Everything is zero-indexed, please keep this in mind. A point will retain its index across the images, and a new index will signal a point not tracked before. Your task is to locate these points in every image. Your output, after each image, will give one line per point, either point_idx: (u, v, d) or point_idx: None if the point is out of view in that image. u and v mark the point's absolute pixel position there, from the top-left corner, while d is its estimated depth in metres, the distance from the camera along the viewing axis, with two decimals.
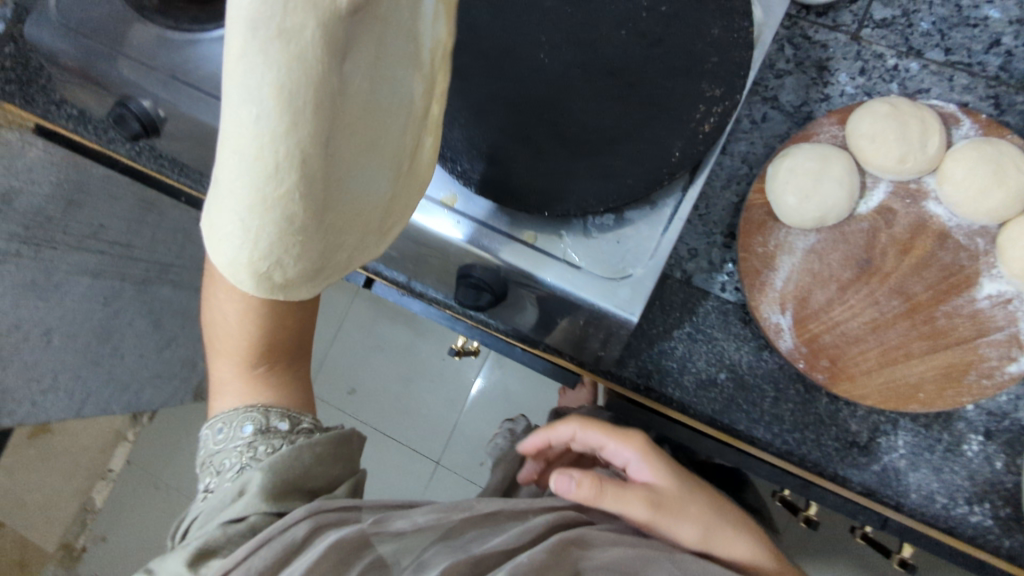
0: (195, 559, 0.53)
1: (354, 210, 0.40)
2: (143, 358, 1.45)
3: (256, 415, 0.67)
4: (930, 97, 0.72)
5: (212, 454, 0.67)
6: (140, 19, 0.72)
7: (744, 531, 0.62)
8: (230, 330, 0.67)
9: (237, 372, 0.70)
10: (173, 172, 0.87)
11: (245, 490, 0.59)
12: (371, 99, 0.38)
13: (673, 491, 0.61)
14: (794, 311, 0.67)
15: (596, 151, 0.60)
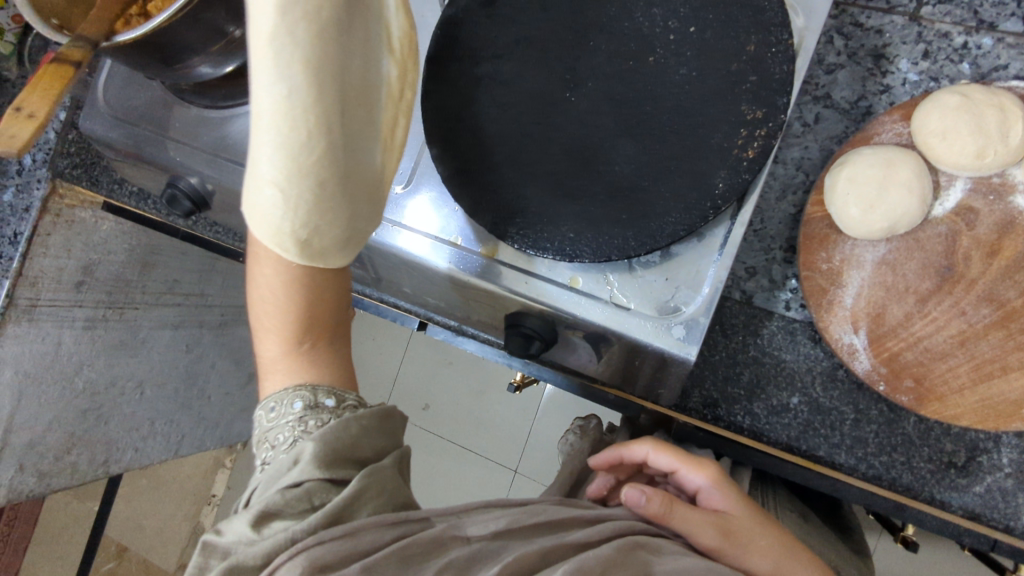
0: (254, 527, 0.47)
1: (362, 175, 0.52)
2: (229, 395, 1.52)
3: (304, 387, 0.56)
4: (1010, 73, 0.64)
5: (263, 433, 0.57)
6: (180, 101, 0.75)
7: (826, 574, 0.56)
8: (270, 290, 0.55)
9: (286, 350, 0.58)
10: (228, 238, 0.91)
11: (298, 460, 0.51)
12: (359, 84, 0.50)
13: (749, 520, 0.56)
14: (869, 330, 0.62)
15: (632, 187, 0.57)
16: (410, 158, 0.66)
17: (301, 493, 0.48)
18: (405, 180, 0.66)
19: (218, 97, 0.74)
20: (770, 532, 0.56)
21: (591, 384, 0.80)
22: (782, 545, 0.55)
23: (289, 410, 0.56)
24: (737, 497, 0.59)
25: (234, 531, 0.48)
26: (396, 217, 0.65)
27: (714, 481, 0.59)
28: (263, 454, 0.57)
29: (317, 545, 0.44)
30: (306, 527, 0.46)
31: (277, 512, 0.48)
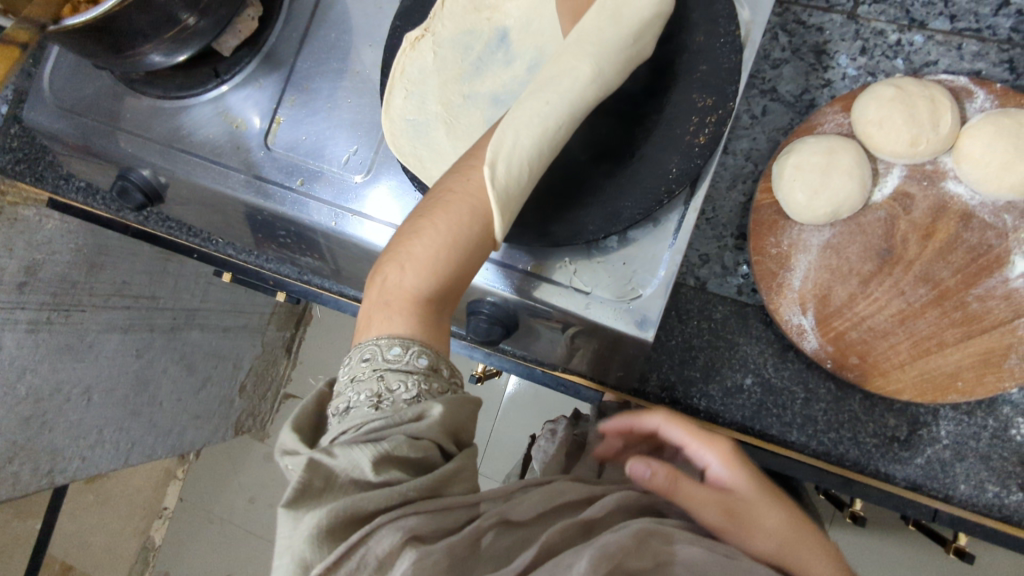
0: (375, 468, 0.40)
1: None
2: (182, 402, 1.47)
3: (432, 349, 0.47)
4: (939, 68, 0.69)
5: (362, 375, 0.46)
6: (131, 92, 0.73)
7: None
8: (467, 230, 0.50)
9: (428, 291, 0.48)
10: (183, 234, 0.89)
11: (424, 417, 0.43)
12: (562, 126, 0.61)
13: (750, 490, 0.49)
14: (816, 310, 0.65)
15: (587, 175, 0.60)
16: (370, 148, 0.70)
17: (422, 448, 0.42)
18: (365, 170, 0.69)
19: (171, 87, 0.72)
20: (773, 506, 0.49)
21: (552, 373, 0.81)
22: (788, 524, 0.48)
23: (414, 364, 0.46)
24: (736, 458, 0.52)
25: (348, 464, 0.40)
26: (357, 206, 0.68)
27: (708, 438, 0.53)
28: (348, 398, 0.45)
29: (410, 517, 0.39)
30: (416, 489, 0.40)
31: (396, 461, 0.41)
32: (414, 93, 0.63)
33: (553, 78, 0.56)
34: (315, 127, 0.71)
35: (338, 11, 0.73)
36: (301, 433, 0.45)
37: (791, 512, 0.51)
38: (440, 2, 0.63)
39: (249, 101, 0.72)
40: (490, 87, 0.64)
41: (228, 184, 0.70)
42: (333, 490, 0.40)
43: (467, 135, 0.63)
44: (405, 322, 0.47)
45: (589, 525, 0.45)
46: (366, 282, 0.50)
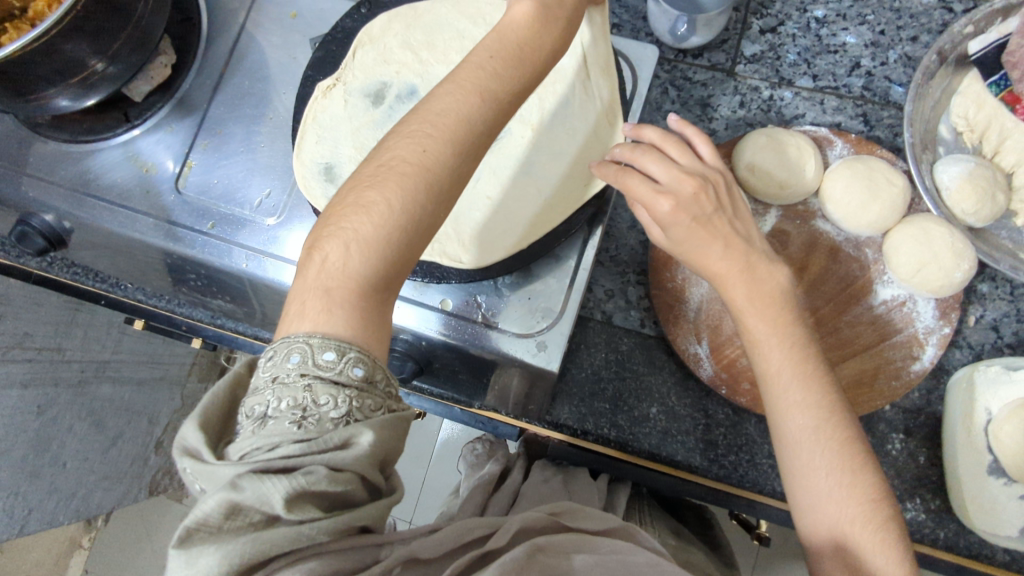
0: (286, 509, 0.35)
1: (481, 217, 0.64)
2: (87, 463, 1.37)
3: (369, 356, 0.42)
4: (807, 120, 0.77)
5: (285, 378, 0.40)
6: (36, 136, 0.72)
7: (854, 475, 0.52)
8: (409, 194, 0.46)
9: (369, 271, 0.44)
10: (89, 280, 0.85)
11: (351, 445, 0.39)
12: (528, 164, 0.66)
13: (796, 368, 0.55)
14: (709, 339, 0.70)
15: (494, 218, 0.64)
16: (284, 191, 0.71)
17: (344, 483, 0.38)
18: (278, 213, 0.70)
19: (77, 130, 0.72)
20: (823, 390, 0.55)
21: (469, 412, 0.83)
22: (827, 410, 0.54)
23: (347, 375, 0.41)
24: (792, 330, 0.56)
25: (257, 498, 0.35)
26: (268, 247, 0.69)
27: (763, 306, 0.56)
28: (267, 401, 0.40)
29: (312, 560, 0.37)
30: (330, 530, 0.38)
31: (313, 497, 0.37)
32: (325, 138, 0.66)
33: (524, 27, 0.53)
34: (226, 171, 0.72)
35: (253, 59, 0.75)
36: (208, 432, 0.40)
37: (831, 402, 0.54)
38: (351, 53, 0.67)
39: (160, 145, 0.73)
40: None
41: (134, 228, 0.70)
42: (235, 524, 0.35)
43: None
44: (345, 319, 0.42)
45: (489, 552, 0.46)
46: (301, 267, 0.45)
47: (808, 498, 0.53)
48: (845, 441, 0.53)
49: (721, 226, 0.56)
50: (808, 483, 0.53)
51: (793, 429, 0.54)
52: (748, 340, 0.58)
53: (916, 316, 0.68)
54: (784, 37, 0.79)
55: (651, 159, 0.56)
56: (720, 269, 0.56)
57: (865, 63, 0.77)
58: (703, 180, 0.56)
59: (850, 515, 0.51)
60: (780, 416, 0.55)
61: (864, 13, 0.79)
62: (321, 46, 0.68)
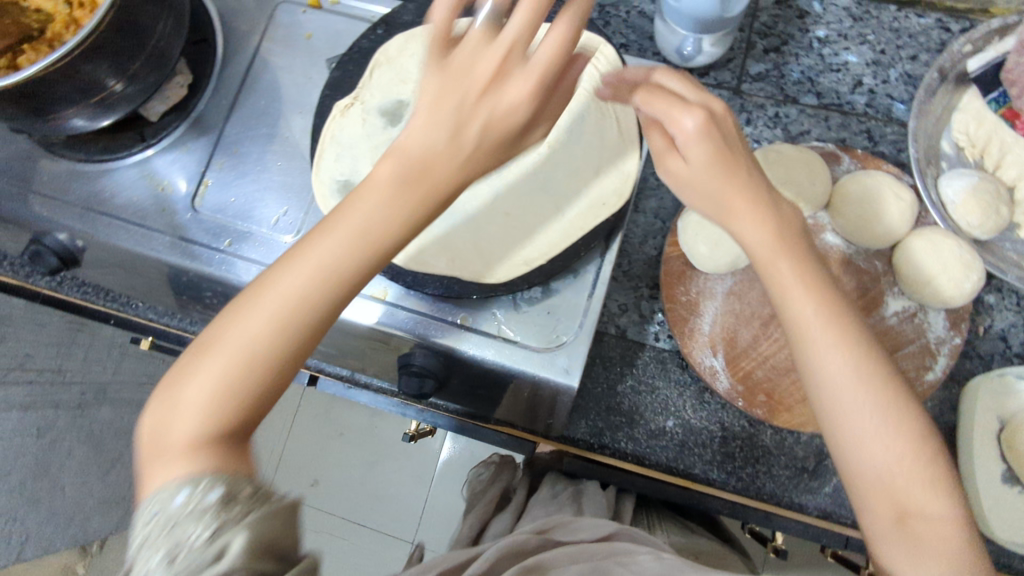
0: None
1: (502, 235, 0.65)
2: (87, 486, 1.36)
3: (228, 474, 0.39)
4: (812, 136, 0.78)
5: (150, 535, 0.37)
6: (49, 155, 0.73)
7: (938, 463, 0.48)
8: (248, 345, 0.41)
9: (205, 429, 0.41)
10: (100, 299, 0.84)
11: (223, 557, 0.36)
12: (547, 182, 0.66)
13: (874, 390, 0.48)
14: (725, 352, 0.71)
15: (514, 234, 0.65)
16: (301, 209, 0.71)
17: None
18: (295, 230, 0.70)
19: (93, 150, 0.72)
20: (906, 414, 0.48)
21: (484, 427, 0.83)
22: (910, 439, 0.48)
23: (203, 500, 0.38)
24: (844, 312, 0.49)
25: None
26: None
27: (829, 323, 0.48)
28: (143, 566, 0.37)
29: None
30: None
31: None
32: (344, 156, 0.66)
33: (530, 46, 0.46)
34: (243, 190, 0.72)
35: (268, 79, 0.75)
36: None
37: (899, 391, 0.49)
38: (368, 73, 0.68)
39: (175, 164, 0.73)
40: None
41: (150, 246, 0.70)
42: None
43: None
44: (191, 461, 0.40)
45: None
46: (150, 414, 0.43)
47: (914, 505, 0.47)
48: (932, 469, 0.48)
49: (743, 168, 0.48)
50: (885, 519, 0.48)
51: (868, 462, 0.48)
52: (809, 358, 0.49)
53: (928, 327, 0.69)
54: (788, 56, 0.81)
55: (677, 121, 0.47)
56: (777, 278, 0.49)
57: (867, 81, 0.79)
58: (706, 112, 0.47)
59: (934, 549, 0.46)
60: (852, 449, 0.48)
61: (864, 33, 0.80)
62: (338, 65, 0.69)
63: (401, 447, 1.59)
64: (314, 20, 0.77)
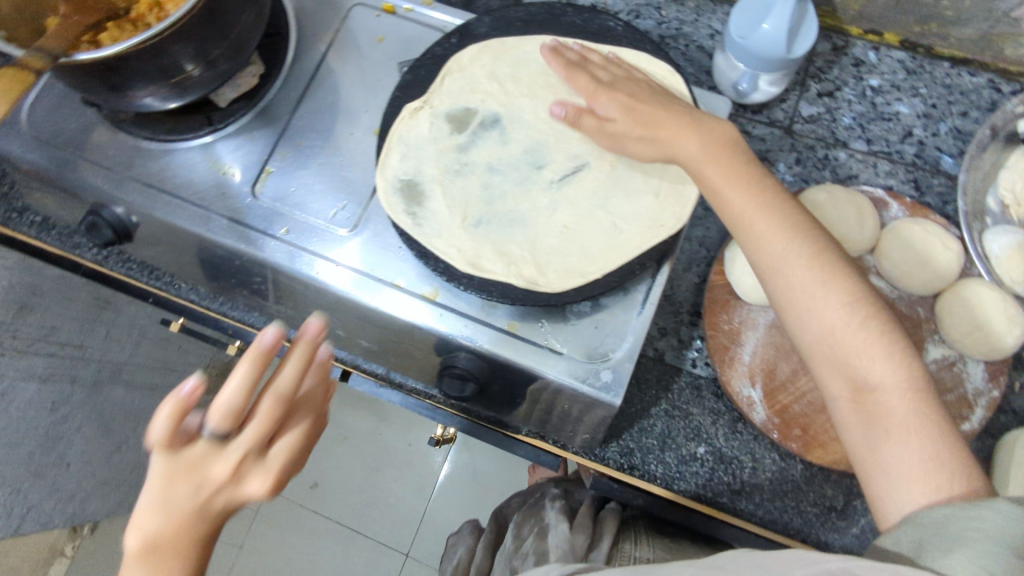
0: None
1: (560, 247, 0.66)
2: (90, 465, 1.34)
3: None
4: (860, 181, 0.80)
5: None
6: (116, 130, 0.74)
7: (875, 323, 0.56)
8: None
9: None
10: (144, 276, 0.86)
11: None
12: (605, 200, 0.68)
13: (811, 272, 0.58)
14: (763, 383, 0.71)
15: (571, 246, 0.66)
16: (358, 205, 0.72)
17: None
18: (351, 224, 0.71)
19: (160, 129, 0.74)
20: (845, 287, 0.57)
21: (515, 438, 0.83)
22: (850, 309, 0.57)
23: None
24: (778, 209, 0.60)
25: None
26: (339, 257, 0.69)
27: (761, 213, 0.60)
28: None
29: None
30: None
31: None
32: (410, 157, 0.68)
33: (278, 391, 0.51)
34: (303, 181, 0.73)
35: (338, 76, 0.77)
36: None
37: (839, 268, 0.58)
38: (439, 79, 0.70)
39: (238, 150, 0.74)
40: (484, 158, 0.69)
41: (206, 227, 0.71)
42: None
43: (460, 198, 0.67)
44: None
45: None
46: None
47: (870, 370, 0.55)
48: (871, 338, 0.55)
49: (661, 113, 0.64)
50: (838, 388, 0.56)
51: (815, 338, 0.58)
52: (749, 245, 0.61)
53: (967, 377, 0.70)
54: (841, 101, 0.83)
55: (597, 97, 0.65)
56: (712, 177, 0.62)
57: (917, 132, 0.81)
58: (611, 82, 0.66)
59: (880, 417, 0.54)
60: (798, 324, 0.58)
61: (917, 86, 0.83)
62: (411, 69, 0.71)
63: (405, 456, 1.60)
64: (388, 24, 0.79)
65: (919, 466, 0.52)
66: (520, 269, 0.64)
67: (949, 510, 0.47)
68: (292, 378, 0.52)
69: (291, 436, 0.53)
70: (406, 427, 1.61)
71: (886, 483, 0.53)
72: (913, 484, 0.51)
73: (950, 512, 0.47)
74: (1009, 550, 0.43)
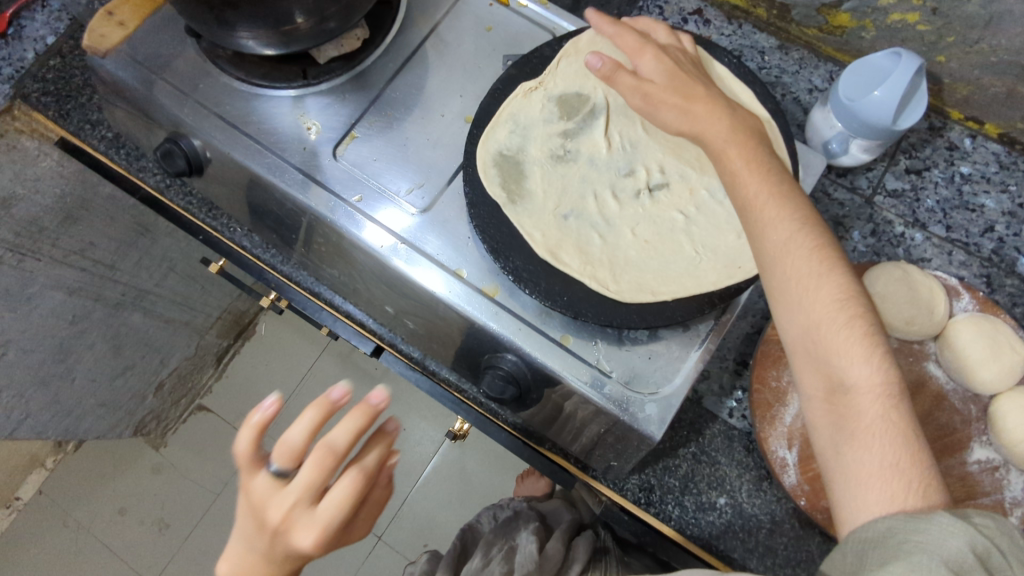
0: None
1: (641, 255, 0.66)
2: (94, 384, 1.28)
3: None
4: (932, 266, 0.79)
5: None
6: (211, 65, 0.74)
7: (860, 313, 0.49)
8: None
9: None
10: (201, 211, 0.87)
11: None
12: (688, 225, 0.68)
13: (808, 255, 0.51)
14: (800, 448, 0.70)
15: (647, 259, 0.66)
16: (434, 188, 0.71)
17: None
18: (423, 205, 0.71)
19: (254, 73, 0.74)
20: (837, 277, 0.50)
21: (537, 450, 0.82)
22: (841, 307, 0.50)
23: None
24: (782, 184, 0.54)
25: None
26: (407, 234, 0.69)
27: (772, 196, 0.53)
28: None
29: None
30: None
31: None
32: (516, 133, 0.69)
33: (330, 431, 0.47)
34: (384, 152, 0.73)
35: (437, 56, 0.77)
36: None
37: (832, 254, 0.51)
38: (556, 62, 0.71)
39: (326, 108, 0.74)
40: (584, 152, 0.70)
41: (281, 177, 0.70)
42: None
43: (557, 186, 0.68)
44: None
45: None
46: None
47: (844, 369, 0.48)
48: (860, 335, 0.49)
49: (699, 88, 0.60)
50: (813, 385, 0.50)
51: (797, 328, 0.51)
52: (751, 229, 0.54)
53: (1007, 485, 0.68)
54: (927, 182, 0.82)
55: (640, 57, 0.62)
56: (732, 157, 0.56)
57: (999, 229, 0.80)
58: (658, 48, 0.63)
59: (850, 422, 0.48)
60: (784, 316, 0.52)
61: (1007, 182, 0.82)
62: (516, 65, 0.71)
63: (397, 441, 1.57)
64: (498, 15, 0.79)
65: (879, 475, 0.45)
66: (599, 262, 0.65)
67: (891, 520, 0.43)
68: (345, 431, 0.46)
69: (348, 476, 0.46)
70: (403, 411, 1.55)
71: (844, 490, 0.47)
72: (868, 492, 0.45)
73: (891, 522, 0.43)
74: (942, 564, 0.40)
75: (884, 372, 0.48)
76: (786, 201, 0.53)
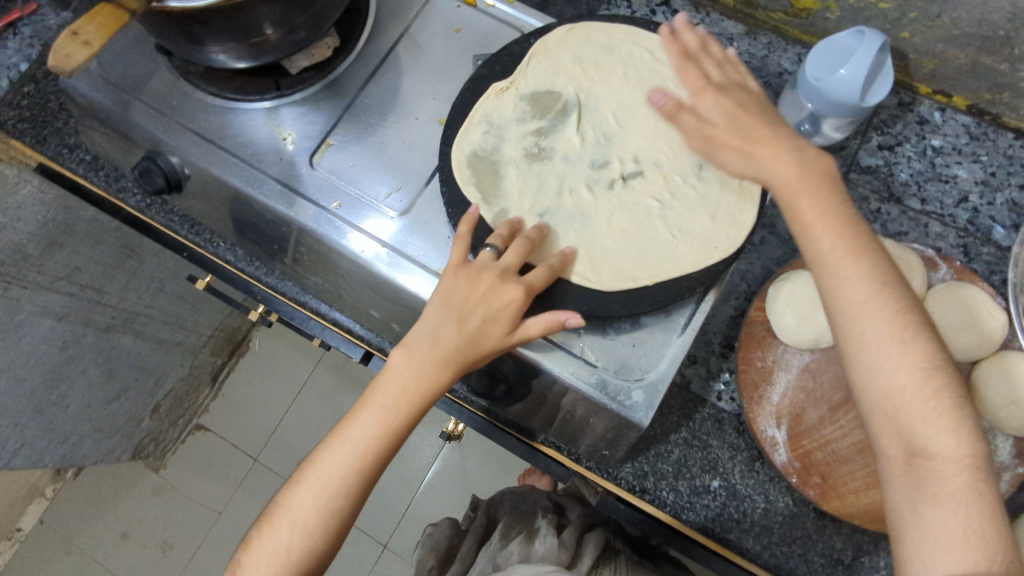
0: None
1: (620, 244, 0.66)
2: (88, 410, 1.27)
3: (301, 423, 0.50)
4: (910, 239, 0.80)
5: None
6: (184, 82, 0.74)
7: (941, 380, 0.50)
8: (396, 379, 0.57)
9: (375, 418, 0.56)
10: (183, 229, 0.88)
11: None
12: (664, 211, 0.68)
13: (888, 319, 0.52)
14: (789, 426, 0.71)
15: (625, 248, 0.66)
16: (412, 190, 0.72)
17: None
18: (402, 207, 0.71)
19: (227, 87, 0.74)
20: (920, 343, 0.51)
21: (531, 445, 0.83)
22: (925, 373, 0.50)
23: None
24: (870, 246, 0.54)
25: None
26: (387, 237, 0.69)
27: (848, 252, 0.54)
28: None
29: None
30: None
31: None
32: (487, 132, 0.70)
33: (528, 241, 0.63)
34: (360, 158, 0.73)
35: (408, 60, 0.77)
36: None
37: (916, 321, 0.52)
38: (525, 61, 0.72)
39: (300, 117, 0.74)
40: (556, 147, 0.70)
41: (260, 189, 0.71)
42: None
43: (532, 183, 0.68)
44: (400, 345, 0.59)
45: None
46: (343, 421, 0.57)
47: (927, 437, 0.50)
48: (944, 405, 0.50)
49: (766, 129, 0.60)
50: (891, 445, 0.51)
51: (880, 389, 0.51)
52: (826, 284, 0.54)
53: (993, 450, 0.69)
54: (901, 157, 0.83)
55: (701, 99, 0.63)
56: (804, 211, 0.56)
57: (973, 199, 0.81)
58: (720, 86, 0.63)
59: (930, 486, 0.49)
60: (865, 375, 0.52)
61: (978, 152, 0.83)
62: (486, 64, 0.72)
63: None
64: (466, 16, 0.80)
65: (959, 540, 0.47)
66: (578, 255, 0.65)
67: None
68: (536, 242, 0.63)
69: (541, 269, 0.62)
70: None
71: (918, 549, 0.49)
72: (947, 553, 0.47)
73: None
74: None
75: (967, 440, 0.49)
76: (869, 262, 0.53)
